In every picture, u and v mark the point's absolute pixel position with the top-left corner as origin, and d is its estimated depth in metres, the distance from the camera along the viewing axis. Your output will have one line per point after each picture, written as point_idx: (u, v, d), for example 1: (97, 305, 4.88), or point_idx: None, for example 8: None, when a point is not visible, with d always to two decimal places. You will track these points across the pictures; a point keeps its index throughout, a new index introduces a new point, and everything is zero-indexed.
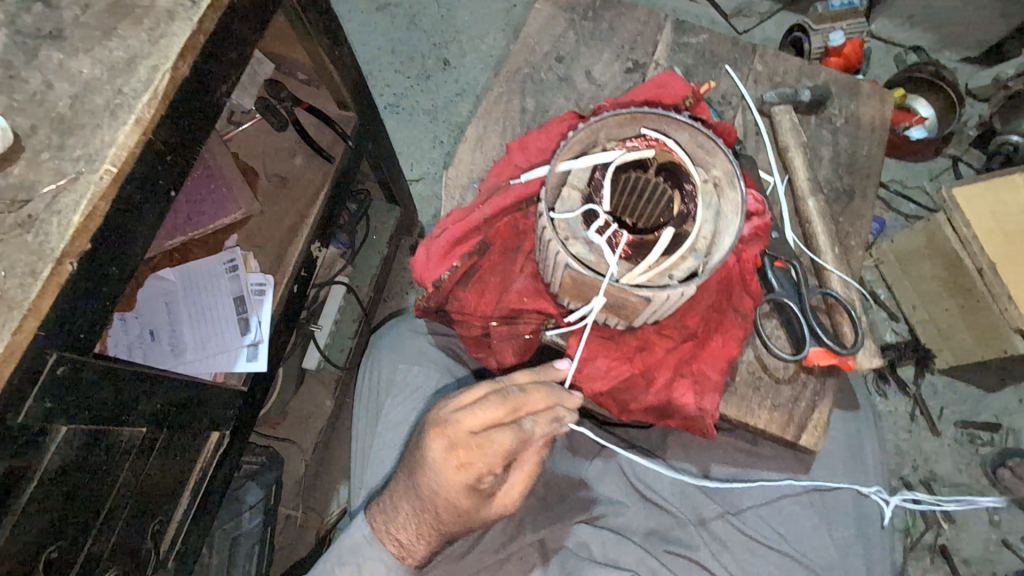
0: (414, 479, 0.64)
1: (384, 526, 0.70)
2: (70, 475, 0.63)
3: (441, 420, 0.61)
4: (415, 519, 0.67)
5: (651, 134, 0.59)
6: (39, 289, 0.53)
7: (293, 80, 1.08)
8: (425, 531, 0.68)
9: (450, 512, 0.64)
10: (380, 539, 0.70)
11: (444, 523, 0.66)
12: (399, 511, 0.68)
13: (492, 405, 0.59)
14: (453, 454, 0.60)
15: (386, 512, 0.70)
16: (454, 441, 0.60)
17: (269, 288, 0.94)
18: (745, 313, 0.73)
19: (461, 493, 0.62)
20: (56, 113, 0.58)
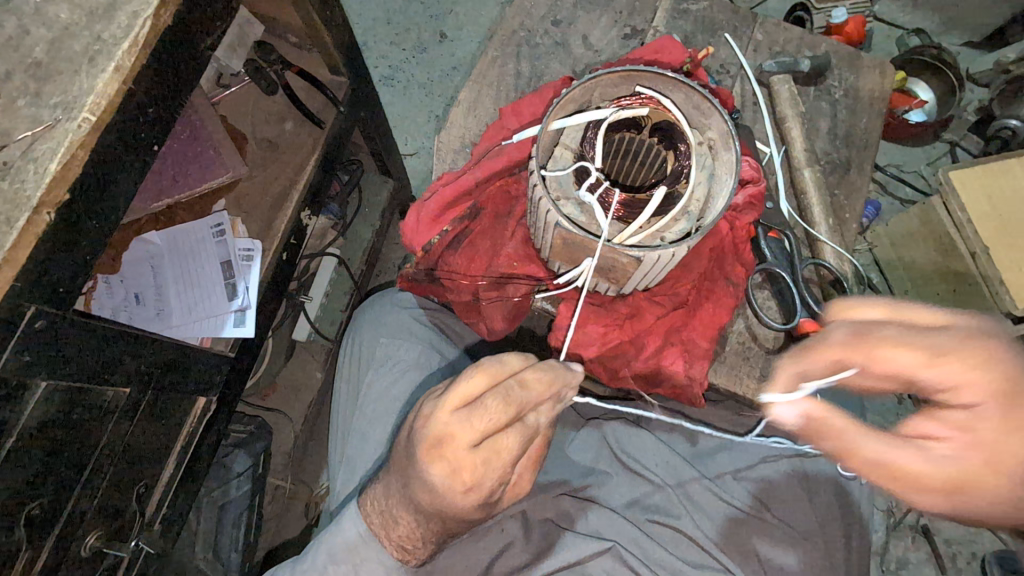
0: (411, 487, 0.58)
1: (380, 525, 0.64)
2: (50, 433, 0.61)
3: (439, 435, 0.54)
4: (412, 520, 0.62)
5: (644, 91, 0.58)
6: (16, 239, 0.52)
7: (284, 43, 1.05)
8: (421, 531, 0.62)
9: (450, 516, 0.59)
10: (378, 539, 0.65)
11: (449, 524, 0.61)
12: (398, 517, 0.62)
13: (492, 407, 0.53)
14: (461, 469, 0.54)
15: (384, 513, 0.63)
16: (459, 455, 0.54)
17: (257, 254, 0.93)
18: (737, 282, 0.73)
19: (466, 500, 0.57)
20: (32, 58, 0.56)
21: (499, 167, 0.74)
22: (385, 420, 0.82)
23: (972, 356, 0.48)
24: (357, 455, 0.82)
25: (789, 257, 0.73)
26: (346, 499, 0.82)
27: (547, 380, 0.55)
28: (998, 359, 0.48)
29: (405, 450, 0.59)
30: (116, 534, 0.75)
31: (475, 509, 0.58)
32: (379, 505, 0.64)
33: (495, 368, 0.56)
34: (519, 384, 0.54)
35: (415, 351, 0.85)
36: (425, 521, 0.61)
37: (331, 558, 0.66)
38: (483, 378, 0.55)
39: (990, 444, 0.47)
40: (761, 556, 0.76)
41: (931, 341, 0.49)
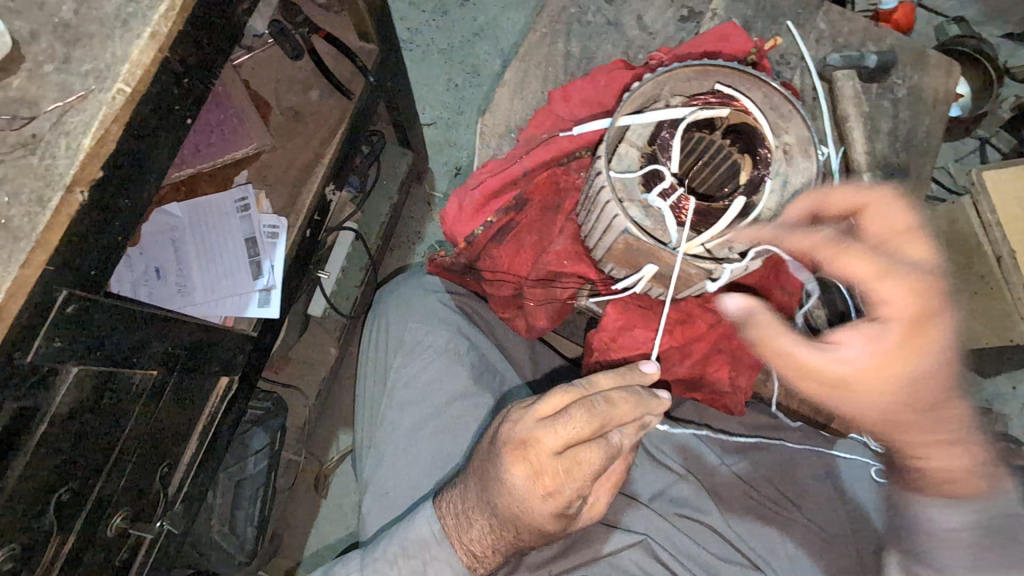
0: (492, 489, 0.59)
1: (455, 530, 0.64)
2: (78, 419, 0.59)
3: (525, 439, 0.56)
4: (488, 529, 0.61)
5: (725, 91, 0.56)
6: (49, 220, 0.48)
7: (310, 4, 0.99)
8: (499, 539, 0.62)
9: (532, 531, 0.60)
10: (450, 541, 0.64)
11: (526, 534, 0.60)
12: (474, 520, 0.62)
13: (568, 419, 0.55)
14: (542, 479, 0.56)
15: (460, 515, 0.63)
16: (536, 463, 0.56)
17: (283, 231, 0.89)
18: (791, 289, 0.78)
19: (548, 518, 0.58)
20: (59, 19, 0.52)
21: (549, 157, 0.72)
22: (417, 405, 0.81)
23: (906, 314, 0.65)
24: (387, 441, 0.81)
25: None
26: (377, 487, 0.80)
27: (631, 401, 0.58)
28: (925, 293, 0.65)
29: (485, 455, 0.60)
30: (139, 516, 0.74)
31: (555, 518, 0.59)
32: (457, 508, 0.64)
33: (580, 387, 0.59)
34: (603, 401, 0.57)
35: (445, 337, 0.82)
36: (502, 528, 0.60)
37: (401, 553, 0.65)
38: (568, 391, 0.58)
39: (895, 362, 0.65)
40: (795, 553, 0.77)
41: (905, 270, 0.66)
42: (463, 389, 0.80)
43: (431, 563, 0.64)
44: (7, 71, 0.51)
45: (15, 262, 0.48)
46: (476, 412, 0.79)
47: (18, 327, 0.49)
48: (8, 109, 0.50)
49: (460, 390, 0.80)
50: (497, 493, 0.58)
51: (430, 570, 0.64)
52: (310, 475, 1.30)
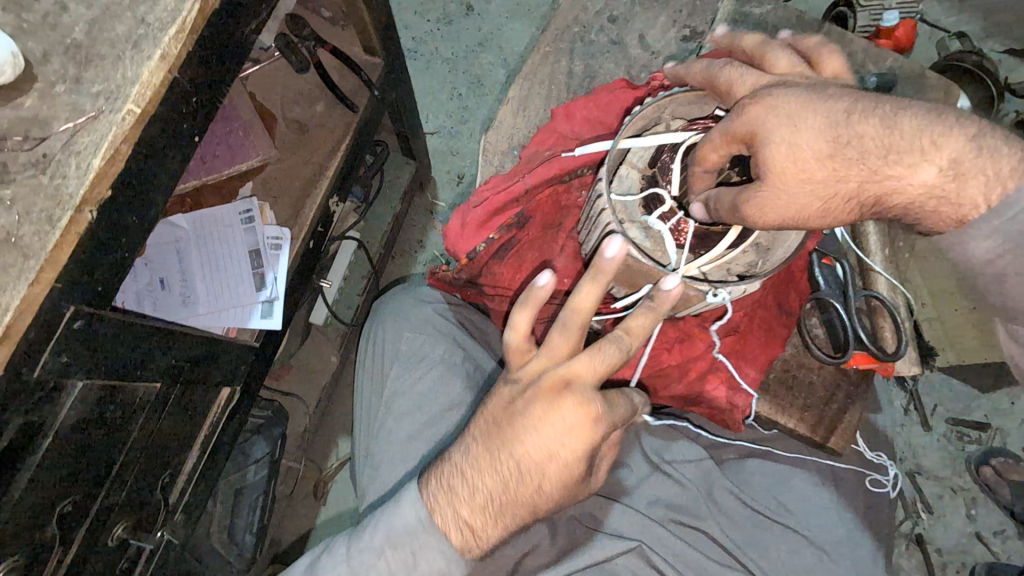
0: (495, 439, 0.61)
1: (444, 504, 0.63)
2: (82, 431, 0.59)
3: (562, 378, 0.60)
4: (480, 494, 0.62)
5: (723, 116, 0.60)
6: (58, 239, 0.49)
7: (317, 18, 1.00)
8: (502, 507, 0.62)
9: (528, 492, 0.61)
10: (438, 519, 0.63)
11: (541, 492, 0.61)
12: (482, 486, 0.61)
13: (581, 359, 0.59)
14: (581, 420, 0.59)
15: (453, 486, 0.63)
16: (573, 407, 0.59)
17: (286, 243, 0.89)
18: (789, 310, 0.79)
19: (547, 467, 0.60)
20: (71, 39, 0.54)
21: (550, 175, 0.74)
22: (412, 412, 0.81)
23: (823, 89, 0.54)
24: (384, 449, 0.81)
25: (841, 287, 0.77)
26: (376, 494, 0.80)
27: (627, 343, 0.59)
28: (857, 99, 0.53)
29: (504, 406, 0.62)
30: (140, 525, 0.74)
31: (552, 467, 0.60)
32: (452, 486, 0.63)
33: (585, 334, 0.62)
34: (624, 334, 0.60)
35: (442, 347, 0.83)
36: (500, 485, 0.61)
37: (388, 543, 0.65)
38: (582, 335, 0.61)
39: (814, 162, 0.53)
40: (792, 559, 0.76)
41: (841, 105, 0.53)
42: (458, 398, 0.81)
43: (432, 540, 0.63)
44: (19, 91, 0.52)
45: (24, 280, 0.48)
46: (471, 419, 0.79)
47: (25, 344, 0.49)
48: (20, 128, 0.51)
49: (455, 399, 0.81)
50: (516, 447, 0.60)
51: (420, 558, 0.64)
52: (309, 483, 1.30)
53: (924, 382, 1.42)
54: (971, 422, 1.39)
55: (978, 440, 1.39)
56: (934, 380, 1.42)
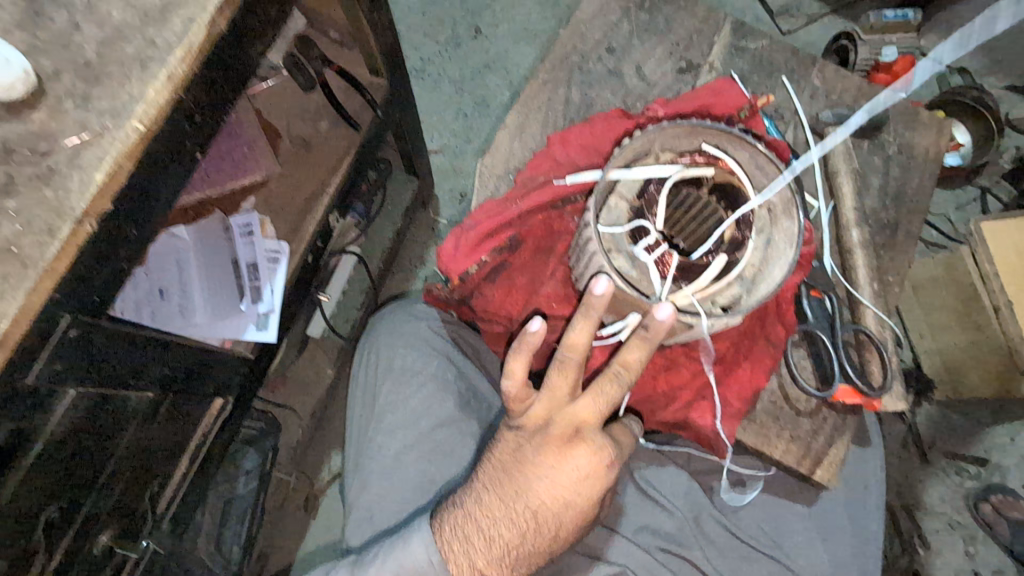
0: (513, 477, 0.63)
1: (460, 550, 0.64)
2: (71, 439, 0.60)
3: (572, 425, 0.62)
4: (495, 531, 0.63)
5: (711, 151, 0.62)
6: (57, 249, 0.51)
7: (324, 38, 1.02)
8: (514, 552, 0.64)
9: (539, 524, 0.63)
10: (450, 561, 0.64)
11: (550, 534, 0.64)
12: (497, 533, 0.63)
13: (584, 404, 0.62)
14: (591, 469, 0.63)
15: (468, 527, 0.64)
16: (584, 457, 0.62)
17: (284, 256, 0.91)
18: (775, 341, 0.77)
19: (558, 501, 0.63)
20: (82, 58, 0.56)
21: (544, 200, 0.75)
22: (405, 432, 0.81)
23: None
24: (372, 464, 0.82)
25: (828, 319, 0.76)
26: (361, 511, 0.80)
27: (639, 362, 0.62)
28: None
29: (513, 452, 0.64)
30: (126, 534, 0.75)
31: (560, 501, 0.63)
32: (467, 534, 0.64)
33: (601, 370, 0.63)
34: (622, 369, 0.62)
35: (433, 364, 0.83)
36: (516, 521, 0.63)
37: None
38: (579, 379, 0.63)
39: None
40: None
41: None
42: (448, 415, 0.82)
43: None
44: (30, 106, 0.54)
45: (22, 289, 0.49)
46: (461, 439, 0.81)
47: (19, 351, 0.50)
48: (27, 142, 0.53)
49: (445, 416, 0.82)
50: (532, 496, 0.62)
51: None
52: (300, 496, 1.30)
53: (922, 415, 1.40)
54: (970, 457, 1.38)
55: (977, 475, 1.37)
56: (933, 413, 1.40)
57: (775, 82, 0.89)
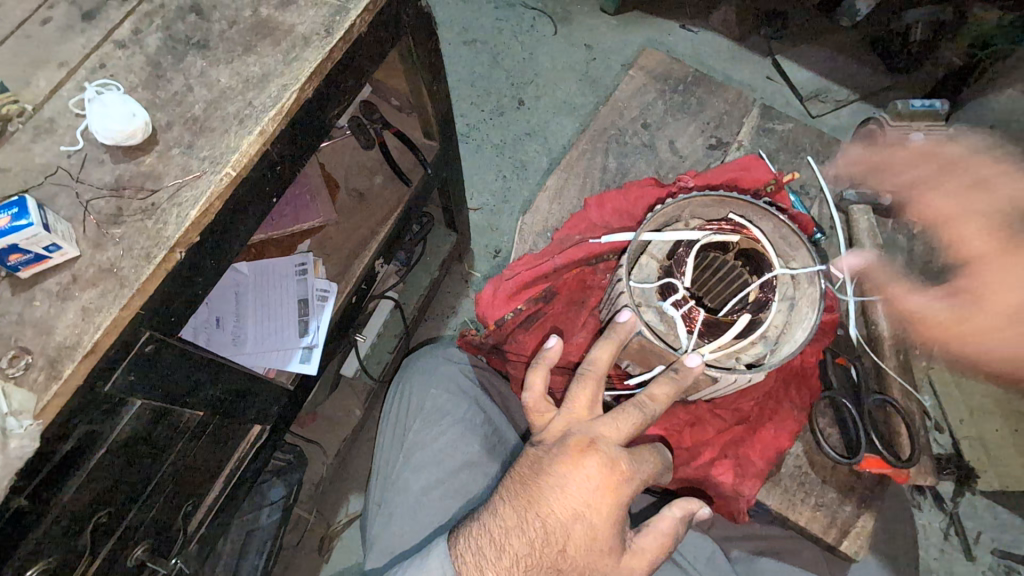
0: (532, 489, 0.60)
1: (472, 565, 0.61)
2: (131, 447, 0.65)
3: (588, 438, 0.60)
4: (510, 551, 0.59)
5: (738, 220, 0.67)
6: (150, 272, 0.58)
7: (386, 104, 1.14)
8: (527, 572, 0.59)
9: (556, 550, 0.59)
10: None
11: (565, 556, 0.59)
12: (508, 546, 0.60)
13: (605, 424, 0.61)
14: (603, 482, 0.59)
15: (483, 546, 0.61)
16: (596, 467, 0.59)
17: (332, 295, 0.98)
18: (799, 405, 0.79)
19: (578, 521, 0.59)
20: (191, 113, 0.65)
21: (580, 256, 0.81)
22: (430, 471, 0.84)
23: None
24: (397, 501, 0.84)
25: (853, 389, 0.80)
26: (383, 551, 0.82)
27: (671, 393, 0.62)
28: None
29: (532, 463, 0.62)
30: (157, 549, 0.78)
31: (581, 520, 0.59)
32: (480, 545, 0.61)
33: (638, 404, 0.62)
34: (648, 400, 0.62)
35: (462, 408, 0.87)
36: (530, 540, 0.59)
37: None
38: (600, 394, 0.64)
39: None
40: None
41: None
42: (472, 459, 0.84)
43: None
44: (143, 151, 0.63)
45: (117, 304, 0.56)
46: (482, 484, 0.82)
47: (105, 360, 0.57)
48: (136, 180, 0.62)
49: (470, 459, 0.84)
50: (550, 511, 0.59)
51: None
52: (316, 536, 1.30)
53: (965, 505, 1.33)
54: (1020, 557, 1.29)
55: None
56: (977, 504, 1.33)
57: (800, 162, 0.95)
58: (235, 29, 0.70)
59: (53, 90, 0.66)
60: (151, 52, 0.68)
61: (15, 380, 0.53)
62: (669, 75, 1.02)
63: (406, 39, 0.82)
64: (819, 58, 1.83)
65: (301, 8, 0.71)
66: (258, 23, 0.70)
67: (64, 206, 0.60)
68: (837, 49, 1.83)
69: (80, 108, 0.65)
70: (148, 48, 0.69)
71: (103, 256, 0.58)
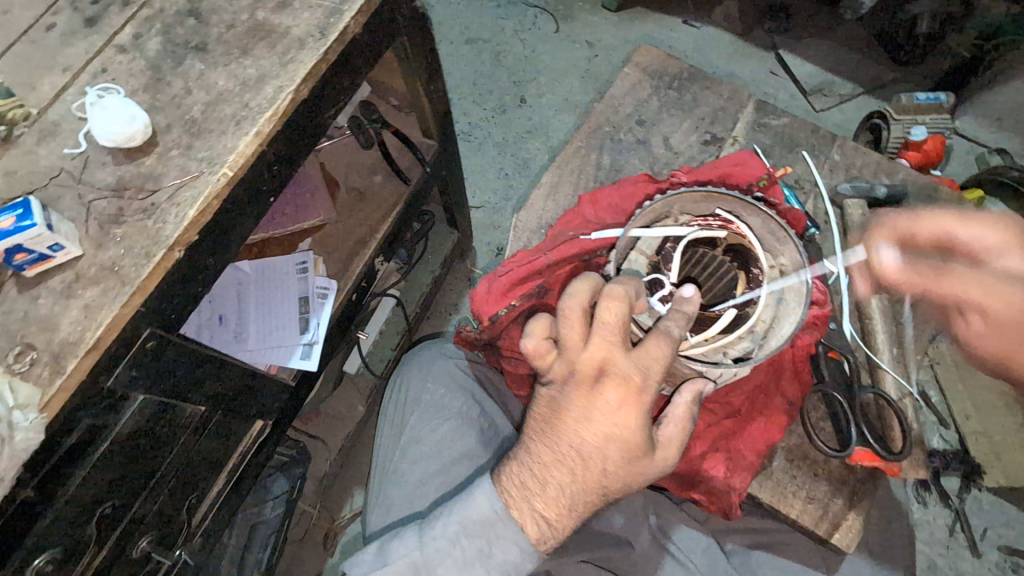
0: (553, 418, 0.62)
1: (520, 500, 0.64)
2: (136, 441, 0.67)
3: (596, 364, 0.61)
4: (551, 483, 0.62)
5: (724, 216, 0.69)
6: (149, 270, 0.60)
7: (385, 103, 1.15)
8: (571, 497, 0.62)
9: (598, 467, 0.61)
10: (516, 518, 0.63)
11: (606, 473, 0.61)
12: (550, 478, 0.62)
13: (600, 342, 0.60)
14: (623, 399, 0.60)
15: (523, 486, 0.63)
16: (613, 390, 0.60)
17: (331, 293, 0.99)
18: (789, 399, 0.80)
19: (604, 436, 0.60)
20: (189, 116, 0.67)
21: (572, 253, 0.82)
22: (428, 461, 0.85)
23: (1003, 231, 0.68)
24: (394, 493, 0.85)
25: (845, 382, 0.79)
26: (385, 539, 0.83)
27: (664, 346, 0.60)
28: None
29: (549, 404, 0.64)
30: (162, 541, 0.80)
31: (610, 437, 0.60)
32: (523, 483, 0.64)
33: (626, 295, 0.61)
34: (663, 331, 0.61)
35: (459, 400, 0.88)
36: (569, 465, 0.61)
37: (462, 532, 0.65)
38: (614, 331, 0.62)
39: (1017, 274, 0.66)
40: None
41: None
42: (470, 450, 0.85)
43: (517, 507, 0.63)
44: (143, 153, 0.65)
45: (118, 302, 0.58)
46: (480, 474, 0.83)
47: (107, 356, 0.59)
48: (136, 181, 0.63)
49: (468, 450, 0.85)
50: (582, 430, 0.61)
51: (496, 549, 0.64)
52: (321, 531, 1.32)
53: (971, 501, 1.32)
54: None
55: None
56: (983, 500, 1.32)
57: (795, 157, 0.95)
58: (232, 32, 0.71)
59: (56, 94, 0.68)
60: (151, 56, 0.70)
61: (21, 375, 0.55)
62: (664, 71, 1.02)
63: (401, 40, 0.83)
64: (822, 51, 1.82)
65: (296, 11, 0.72)
66: (254, 26, 0.72)
67: (68, 207, 0.62)
68: (842, 42, 1.82)
69: (82, 112, 0.67)
70: (147, 52, 0.70)
71: (105, 255, 0.60)
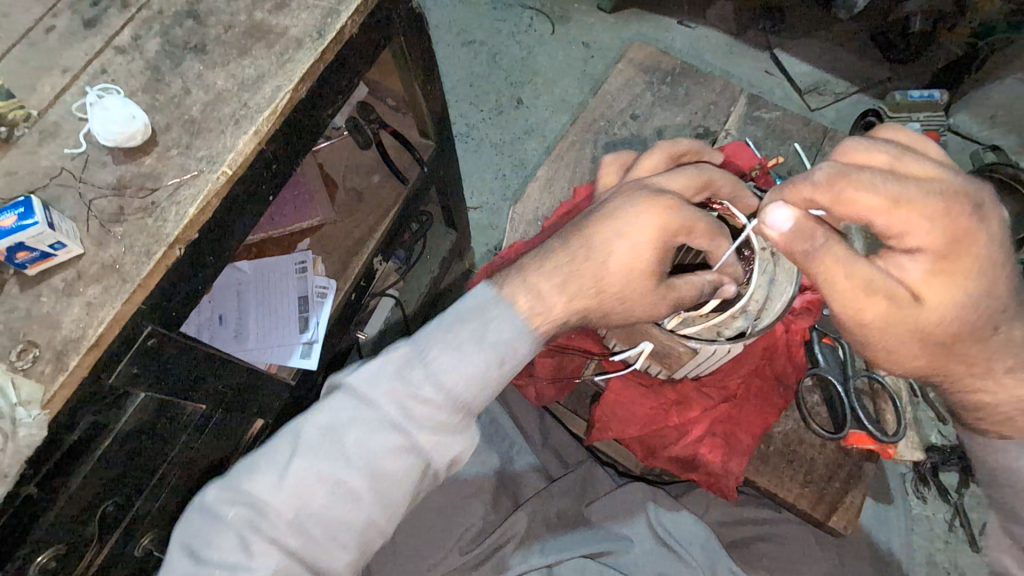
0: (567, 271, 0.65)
1: (521, 287, 0.64)
2: (137, 438, 0.67)
3: (616, 247, 0.65)
4: (557, 272, 0.64)
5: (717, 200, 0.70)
6: (150, 268, 0.60)
7: (383, 103, 1.16)
8: (575, 283, 0.65)
9: (611, 259, 0.64)
10: (511, 301, 0.64)
11: (611, 270, 0.64)
12: (557, 261, 0.66)
13: (630, 233, 0.64)
14: (647, 236, 0.64)
15: (527, 282, 0.65)
16: (636, 229, 0.64)
17: (331, 292, 1.00)
18: (784, 385, 0.83)
19: (620, 255, 0.64)
20: (189, 115, 0.68)
21: None
22: None
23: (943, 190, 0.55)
24: None
25: (839, 366, 0.82)
26: None
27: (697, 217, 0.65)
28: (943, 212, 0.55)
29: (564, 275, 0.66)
30: (163, 539, 0.80)
31: (628, 258, 0.64)
32: (528, 285, 0.65)
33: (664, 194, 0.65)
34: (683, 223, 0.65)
35: None
36: (580, 264, 0.65)
37: (460, 317, 0.64)
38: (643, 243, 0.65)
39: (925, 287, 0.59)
40: None
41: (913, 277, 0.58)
42: None
43: (460, 348, 0.62)
44: (143, 152, 0.66)
45: (119, 299, 0.59)
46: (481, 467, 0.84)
47: (110, 353, 0.59)
48: (136, 181, 0.64)
49: None
50: (571, 241, 0.66)
51: (490, 330, 0.62)
52: None
53: (969, 496, 1.33)
54: None
55: None
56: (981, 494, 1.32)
57: (788, 151, 0.96)
58: (230, 33, 0.72)
59: (57, 95, 0.69)
60: (150, 57, 0.71)
61: (23, 372, 0.56)
62: (657, 69, 1.03)
63: (397, 40, 0.84)
64: (815, 49, 1.83)
65: (294, 11, 0.73)
66: (252, 27, 0.72)
67: (69, 206, 0.63)
68: (835, 41, 1.84)
69: (83, 113, 0.67)
70: (147, 53, 0.71)
71: (106, 253, 0.61)
